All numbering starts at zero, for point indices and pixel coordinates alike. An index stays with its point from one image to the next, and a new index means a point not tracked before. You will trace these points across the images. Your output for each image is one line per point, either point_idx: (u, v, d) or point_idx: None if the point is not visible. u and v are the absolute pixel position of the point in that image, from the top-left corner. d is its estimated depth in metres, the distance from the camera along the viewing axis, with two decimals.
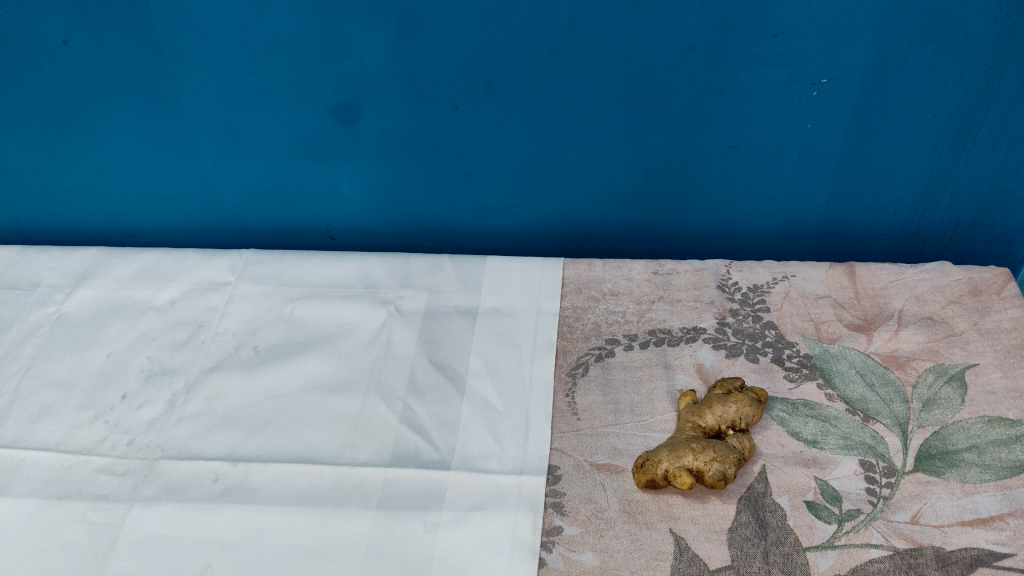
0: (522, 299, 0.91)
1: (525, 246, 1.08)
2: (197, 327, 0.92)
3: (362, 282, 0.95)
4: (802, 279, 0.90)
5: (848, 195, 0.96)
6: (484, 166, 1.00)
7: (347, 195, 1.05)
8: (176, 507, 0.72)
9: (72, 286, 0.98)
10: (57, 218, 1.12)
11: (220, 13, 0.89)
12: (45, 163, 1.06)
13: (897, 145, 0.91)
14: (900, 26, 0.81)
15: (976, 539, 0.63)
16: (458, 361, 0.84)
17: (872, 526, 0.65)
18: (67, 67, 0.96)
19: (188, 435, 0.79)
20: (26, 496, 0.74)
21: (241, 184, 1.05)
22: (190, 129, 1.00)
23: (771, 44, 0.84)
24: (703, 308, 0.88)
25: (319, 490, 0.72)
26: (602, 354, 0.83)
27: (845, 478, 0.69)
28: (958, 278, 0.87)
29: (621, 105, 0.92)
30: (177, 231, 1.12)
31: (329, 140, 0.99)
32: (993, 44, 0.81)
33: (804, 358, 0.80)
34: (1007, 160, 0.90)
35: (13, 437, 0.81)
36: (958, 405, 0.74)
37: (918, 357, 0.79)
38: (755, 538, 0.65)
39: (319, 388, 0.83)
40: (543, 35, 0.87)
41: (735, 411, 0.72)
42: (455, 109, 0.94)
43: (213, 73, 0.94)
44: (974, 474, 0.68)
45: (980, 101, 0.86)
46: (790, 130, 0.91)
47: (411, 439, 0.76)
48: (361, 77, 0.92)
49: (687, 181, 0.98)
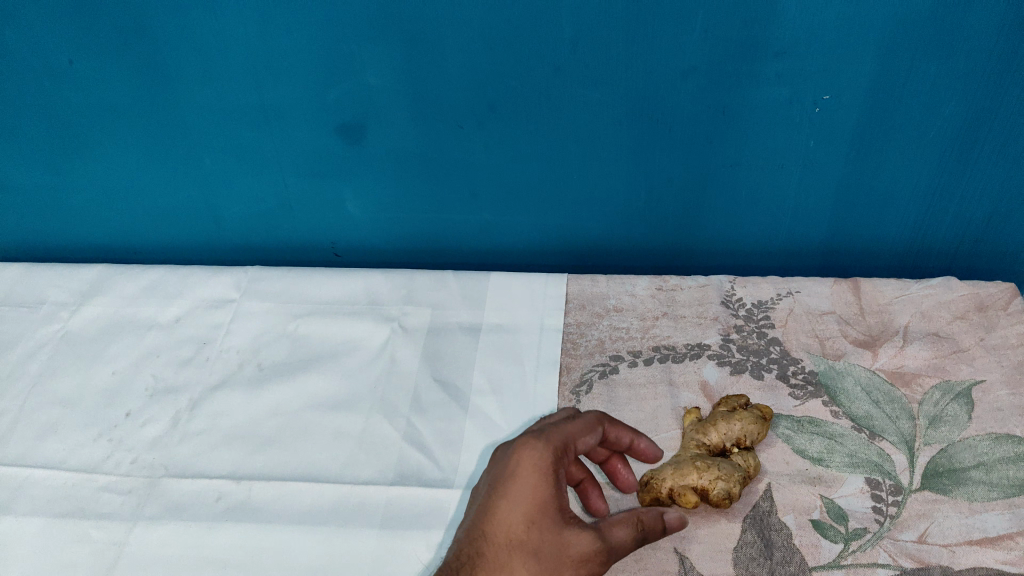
0: (526, 316, 0.91)
1: (528, 262, 1.09)
2: (201, 345, 0.92)
3: (366, 298, 0.95)
4: (806, 295, 0.90)
5: (851, 211, 0.96)
6: (488, 184, 1.00)
7: (352, 213, 1.06)
8: (178, 525, 0.72)
9: (78, 303, 0.98)
10: (65, 235, 1.14)
11: (225, 34, 0.90)
12: (53, 180, 1.07)
13: (900, 161, 0.91)
14: (901, 43, 0.81)
15: (984, 558, 0.62)
16: (461, 379, 0.84)
17: (879, 545, 0.64)
18: (74, 85, 0.97)
19: (190, 453, 0.79)
20: (29, 515, 0.74)
21: (247, 202, 1.06)
22: (196, 148, 1.01)
23: (773, 61, 0.84)
24: (707, 324, 0.87)
25: (322, 510, 0.72)
26: (606, 371, 0.83)
27: (851, 496, 0.68)
28: (965, 293, 0.87)
29: (623, 124, 0.92)
30: (183, 248, 1.13)
31: (334, 158, 1.00)
32: (996, 60, 0.81)
33: (809, 375, 0.80)
34: (1012, 176, 0.90)
35: (18, 455, 0.81)
36: (965, 423, 0.73)
37: (924, 373, 0.79)
38: (761, 557, 0.64)
39: (322, 405, 0.83)
40: (545, 55, 0.87)
41: (739, 428, 0.72)
42: (459, 127, 0.95)
43: (218, 91, 0.95)
44: (982, 493, 0.67)
45: (983, 118, 0.86)
46: (793, 148, 0.91)
47: (414, 456, 0.76)
48: (366, 96, 0.93)
49: (691, 199, 0.98)
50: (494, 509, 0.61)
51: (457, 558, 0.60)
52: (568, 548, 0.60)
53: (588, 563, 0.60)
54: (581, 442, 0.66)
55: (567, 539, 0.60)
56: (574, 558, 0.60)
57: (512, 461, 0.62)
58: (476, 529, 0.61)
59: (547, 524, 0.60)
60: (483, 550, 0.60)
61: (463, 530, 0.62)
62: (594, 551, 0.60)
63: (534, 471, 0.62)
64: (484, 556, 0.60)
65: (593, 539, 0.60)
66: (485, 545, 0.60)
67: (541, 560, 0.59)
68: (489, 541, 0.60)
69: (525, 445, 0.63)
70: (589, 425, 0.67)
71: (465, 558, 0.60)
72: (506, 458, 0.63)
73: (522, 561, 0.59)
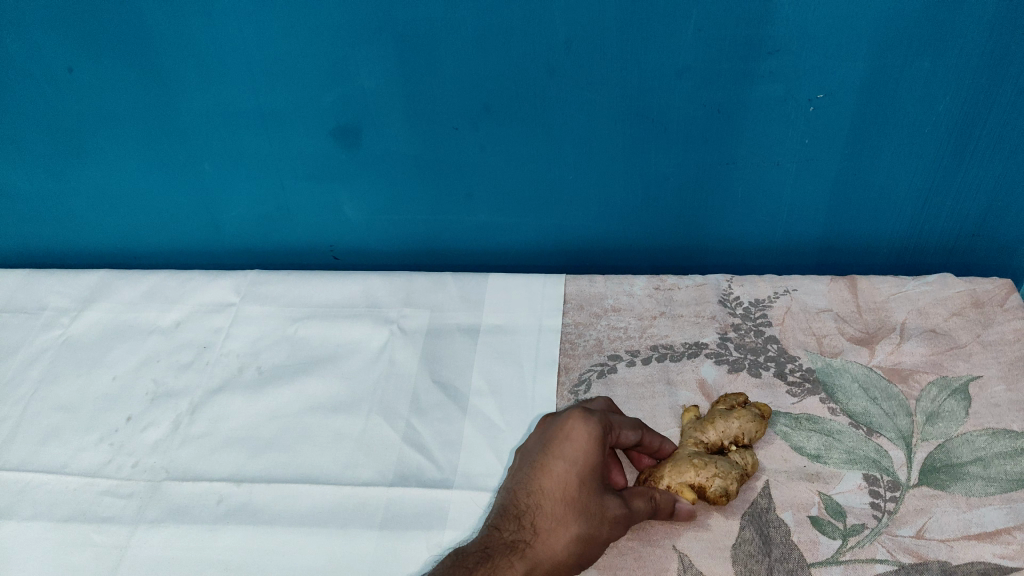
0: (524, 317, 0.91)
1: (526, 264, 1.10)
2: (201, 349, 0.92)
3: (365, 301, 0.95)
4: (803, 293, 0.90)
5: (847, 209, 0.96)
6: (485, 186, 1.01)
7: (350, 216, 1.06)
8: (180, 528, 0.72)
9: (78, 309, 0.99)
10: (64, 241, 1.14)
11: (222, 38, 0.90)
12: (53, 187, 1.08)
13: (895, 158, 0.91)
14: (894, 41, 0.82)
15: (982, 552, 0.63)
16: (459, 380, 0.84)
17: (877, 540, 0.65)
18: (73, 92, 0.98)
19: (192, 457, 0.80)
20: (30, 520, 0.74)
21: (246, 207, 1.07)
22: (194, 153, 1.02)
23: (767, 60, 0.85)
24: (705, 323, 0.88)
25: (323, 511, 0.72)
26: (605, 370, 0.83)
27: (848, 492, 0.69)
28: (961, 289, 0.87)
29: (619, 124, 0.92)
30: (183, 253, 1.14)
31: (331, 162, 1.00)
32: (989, 56, 0.82)
33: (807, 372, 0.80)
34: (1007, 172, 0.90)
35: (20, 460, 0.82)
36: (963, 418, 0.74)
37: (921, 370, 0.79)
38: (759, 554, 0.65)
39: (321, 407, 0.83)
40: (540, 56, 0.87)
41: (737, 426, 0.72)
42: (455, 129, 0.95)
43: (216, 96, 0.96)
44: (980, 487, 0.67)
45: (977, 114, 0.86)
46: (788, 146, 0.92)
47: (413, 457, 0.76)
48: (363, 100, 0.94)
49: (687, 199, 0.98)
50: (550, 468, 0.67)
51: (516, 505, 0.67)
52: (606, 511, 0.65)
53: (618, 527, 0.65)
54: (621, 435, 0.70)
55: (606, 503, 0.65)
56: (611, 519, 0.65)
57: (566, 429, 0.69)
58: (533, 483, 0.67)
59: (594, 487, 0.66)
60: (540, 502, 0.66)
61: (520, 483, 0.68)
62: (623, 516, 0.65)
63: (585, 436, 0.68)
64: (541, 507, 0.66)
65: (623, 505, 0.66)
66: (541, 497, 0.66)
67: (586, 517, 0.65)
68: (545, 494, 0.66)
69: (576, 417, 0.69)
70: (632, 424, 0.71)
71: (523, 508, 0.66)
72: (560, 424, 0.70)
73: (571, 515, 0.65)
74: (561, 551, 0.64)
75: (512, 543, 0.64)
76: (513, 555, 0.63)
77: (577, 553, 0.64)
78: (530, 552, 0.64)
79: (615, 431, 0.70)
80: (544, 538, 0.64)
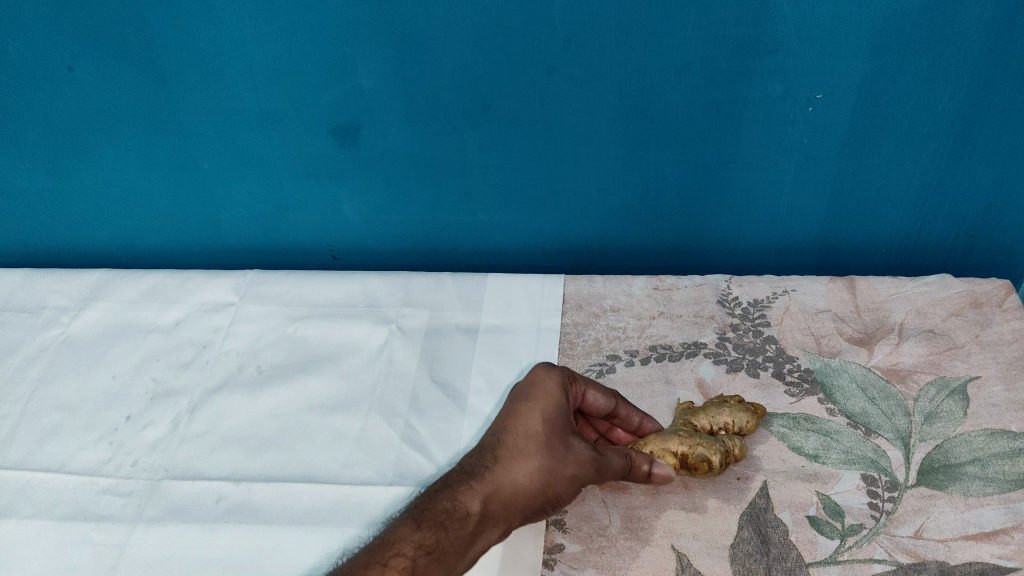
0: (522, 317, 0.91)
1: (525, 263, 1.10)
2: (201, 348, 0.92)
3: (364, 300, 0.95)
4: (802, 293, 0.90)
5: (846, 209, 0.97)
6: (484, 185, 1.01)
7: (348, 215, 1.06)
8: (179, 527, 0.72)
9: (78, 307, 0.99)
10: (64, 241, 1.14)
11: (222, 36, 0.90)
12: (52, 186, 1.08)
13: (893, 158, 0.91)
14: (893, 42, 0.82)
15: (980, 553, 0.63)
16: (458, 380, 0.84)
17: (875, 540, 0.65)
18: (73, 91, 0.98)
19: (191, 455, 0.80)
20: (29, 518, 0.75)
21: (245, 205, 1.07)
22: (193, 151, 1.02)
23: (766, 60, 0.85)
24: (703, 323, 0.88)
25: (322, 510, 0.72)
26: (603, 370, 0.83)
27: (846, 492, 0.69)
28: (959, 289, 0.87)
29: (617, 123, 0.93)
30: (182, 253, 1.14)
31: (330, 160, 1.00)
32: (988, 56, 0.82)
33: (805, 372, 0.80)
34: (1006, 172, 0.90)
35: (19, 459, 0.82)
36: (960, 418, 0.74)
37: (919, 370, 0.79)
38: (758, 554, 0.65)
39: (320, 407, 0.83)
40: (539, 55, 0.88)
41: (728, 414, 0.73)
42: (454, 129, 0.95)
43: (215, 94, 0.96)
44: (977, 487, 0.68)
45: (976, 114, 0.86)
46: (786, 145, 0.92)
47: (411, 457, 0.76)
48: (362, 100, 0.94)
49: (685, 198, 0.99)
50: (515, 409, 0.69)
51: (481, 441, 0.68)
52: (570, 451, 0.66)
53: (584, 468, 0.66)
54: (589, 394, 0.72)
55: (571, 444, 0.67)
56: (577, 458, 0.66)
57: (532, 378, 0.71)
58: (499, 424, 0.69)
59: (558, 427, 0.67)
60: (504, 438, 0.68)
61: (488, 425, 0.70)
62: (591, 458, 0.66)
63: (551, 381, 0.70)
64: (504, 442, 0.67)
65: (591, 450, 0.67)
66: (505, 434, 0.68)
67: (549, 452, 0.66)
68: (510, 431, 0.68)
69: (542, 367, 0.71)
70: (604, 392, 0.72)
71: (488, 443, 0.68)
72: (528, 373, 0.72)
73: (534, 449, 0.66)
74: (523, 480, 0.65)
75: (473, 471, 0.66)
76: (471, 480, 0.65)
77: (539, 484, 0.65)
78: (490, 478, 0.65)
79: (586, 386, 0.71)
80: (505, 466, 0.66)
